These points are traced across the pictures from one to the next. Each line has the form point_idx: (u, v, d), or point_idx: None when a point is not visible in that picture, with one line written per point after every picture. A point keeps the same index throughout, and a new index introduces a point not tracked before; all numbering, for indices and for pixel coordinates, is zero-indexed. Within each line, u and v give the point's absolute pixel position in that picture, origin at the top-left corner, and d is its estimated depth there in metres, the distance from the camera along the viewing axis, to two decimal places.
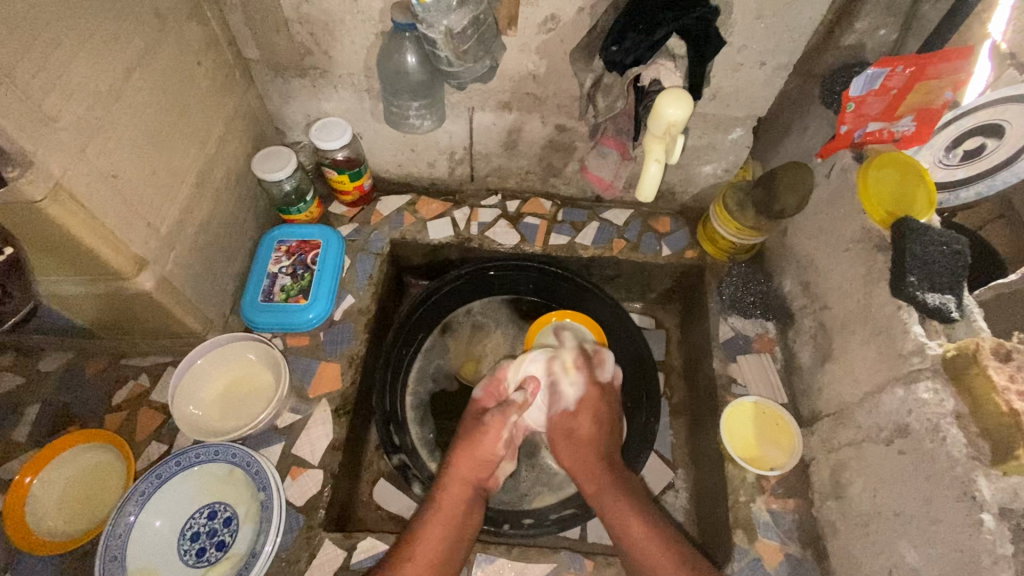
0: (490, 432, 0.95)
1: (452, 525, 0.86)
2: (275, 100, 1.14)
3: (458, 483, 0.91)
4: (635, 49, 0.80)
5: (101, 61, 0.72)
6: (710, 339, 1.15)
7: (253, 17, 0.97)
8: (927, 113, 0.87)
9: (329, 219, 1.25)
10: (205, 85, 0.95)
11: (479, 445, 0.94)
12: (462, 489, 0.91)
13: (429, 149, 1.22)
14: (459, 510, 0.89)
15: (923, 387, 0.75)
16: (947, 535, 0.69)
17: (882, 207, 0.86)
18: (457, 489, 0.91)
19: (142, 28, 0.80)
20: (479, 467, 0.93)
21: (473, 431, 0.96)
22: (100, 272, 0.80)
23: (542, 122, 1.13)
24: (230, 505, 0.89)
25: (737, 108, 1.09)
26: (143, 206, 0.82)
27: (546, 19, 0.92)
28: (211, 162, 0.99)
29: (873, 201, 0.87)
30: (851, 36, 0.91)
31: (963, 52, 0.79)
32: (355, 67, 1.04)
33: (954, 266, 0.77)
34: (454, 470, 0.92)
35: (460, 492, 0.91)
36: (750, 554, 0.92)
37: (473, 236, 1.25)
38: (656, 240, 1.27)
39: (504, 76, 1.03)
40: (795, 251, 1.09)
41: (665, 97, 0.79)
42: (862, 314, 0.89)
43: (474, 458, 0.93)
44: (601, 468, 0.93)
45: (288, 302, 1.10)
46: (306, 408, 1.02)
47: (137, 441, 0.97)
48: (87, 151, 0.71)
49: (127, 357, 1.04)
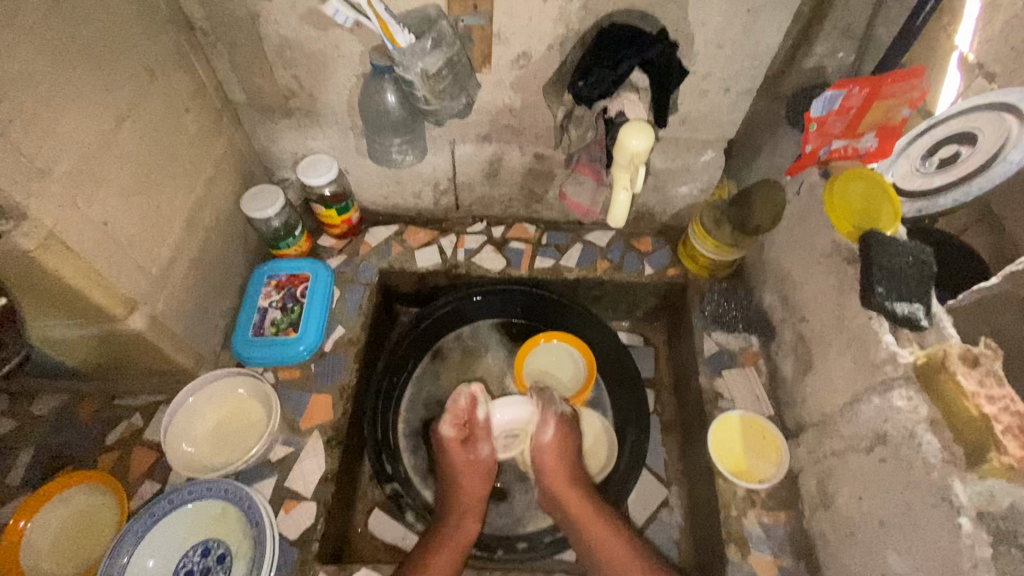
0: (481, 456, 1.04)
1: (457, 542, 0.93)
2: (262, 140, 1.18)
3: (462, 512, 0.98)
4: (600, 84, 0.86)
5: (93, 115, 0.76)
6: (695, 355, 1.16)
7: (239, 62, 1.02)
8: (887, 129, 0.93)
9: (318, 252, 1.27)
10: (193, 131, 0.99)
11: (467, 465, 1.02)
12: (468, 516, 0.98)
13: (414, 180, 1.25)
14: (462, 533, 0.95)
15: (897, 395, 0.78)
16: (927, 541, 0.70)
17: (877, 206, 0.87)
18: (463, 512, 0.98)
19: (132, 82, 0.84)
20: (479, 493, 1.01)
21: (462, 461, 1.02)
22: (92, 314, 0.82)
23: (520, 152, 1.17)
24: (223, 542, 0.89)
25: (707, 131, 1.13)
26: (133, 249, 0.85)
27: (518, 56, 0.96)
28: (200, 203, 1.02)
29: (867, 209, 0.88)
30: (812, 59, 0.98)
31: (913, 73, 0.84)
32: (339, 107, 1.09)
33: (920, 276, 0.78)
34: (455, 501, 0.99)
35: (470, 519, 0.97)
36: (744, 569, 0.92)
37: (460, 263, 1.27)
38: (639, 259, 1.30)
39: (482, 110, 1.07)
40: (772, 266, 1.12)
41: (627, 130, 0.82)
42: (837, 325, 0.91)
43: (469, 485, 1.01)
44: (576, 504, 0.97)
45: (278, 336, 1.12)
46: (298, 440, 1.03)
47: (130, 480, 0.97)
48: (78, 202, 0.74)
49: (121, 396, 1.05)
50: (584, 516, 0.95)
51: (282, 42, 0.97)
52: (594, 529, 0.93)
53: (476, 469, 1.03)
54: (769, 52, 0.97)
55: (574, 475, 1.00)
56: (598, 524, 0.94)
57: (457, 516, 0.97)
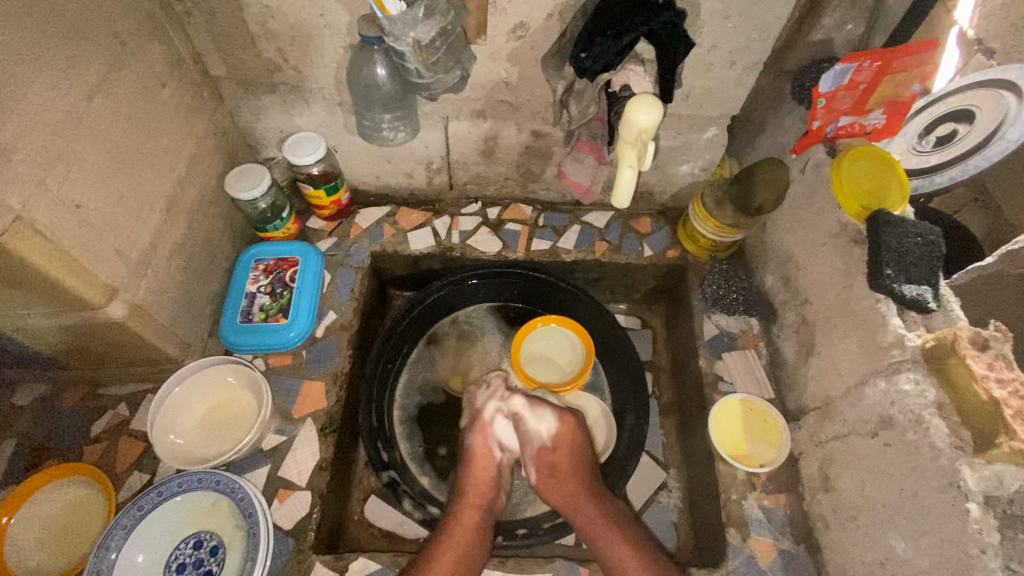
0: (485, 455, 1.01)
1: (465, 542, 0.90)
2: (246, 117, 1.13)
3: (468, 509, 0.95)
4: (603, 55, 0.82)
5: (60, 89, 0.71)
6: (695, 338, 1.15)
7: (218, 34, 0.96)
8: (896, 106, 0.89)
9: (308, 234, 1.23)
10: (171, 106, 0.94)
11: (479, 466, 1.00)
12: (472, 513, 0.95)
13: (406, 159, 1.20)
14: (469, 534, 0.91)
15: (905, 378, 0.76)
16: (933, 526, 0.70)
17: (895, 173, 0.85)
18: (468, 512, 0.95)
19: (103, 52, 0.78)
20: (485, 491, 0.98)
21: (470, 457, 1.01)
22: (69, 302, 0.78)
23: (517, 129, 1.12)
24: (216, 534, 0.87)
25: (710, 107, 1.09)
26: (110, 233, 0.80)
27: (515, 27, 0.92)
28: (182, 184, 0.97)
29: (887, 178, 0.85)
30: (820, 32, 0.94)
31: (927, 45, 0.80)
32: (326, 81, 1.03)
33: (929, 256, 0.77)
34: (461, 498, 0.97)
35: (472, 514, 0.94)
36: (744, 552, 0.92)
37: (455, 246, 1.24)
38: (638, 240, 1.26)
39: (477, 84, 1.03)
40: (775, 246, 1.10)
41: (635, 104, 0.80)
42: (842, 308, 0.90)
43: (478, 484, 0.98)
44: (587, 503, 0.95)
45: (267, 322, 1.08)
46: (291, 428, 1.00)
47: (118, 472, 0.94)
48: (47, 182, 0.69)
49: (104, 386, 1.02)
50: (592, 531, 0.92)
51: (264, 11, 0.91)
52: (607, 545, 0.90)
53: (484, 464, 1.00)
54: (776, 24, 0.92)
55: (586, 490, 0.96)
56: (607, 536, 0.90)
57: (460, 509, 0.95)
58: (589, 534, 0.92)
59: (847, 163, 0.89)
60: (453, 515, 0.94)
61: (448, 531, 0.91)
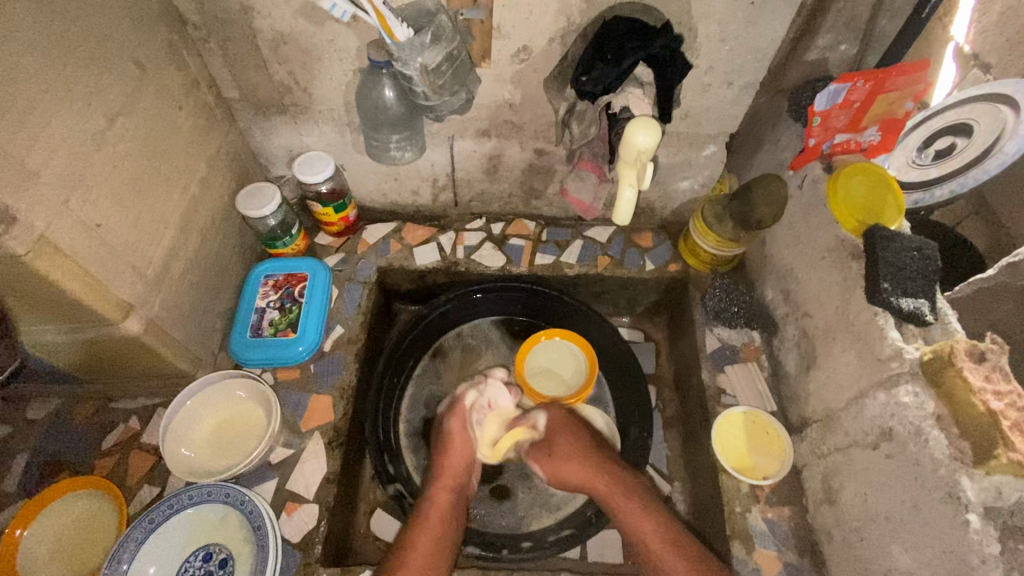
0: (462, 442, 1.03)
1: (440, 525, 0.92)
2: (258, 137, 1.16)
3: (442, 490, 0.97)
4: (604, 78, 0.85)
5: (83, 112, 0.74)
6: (698, 351, 1.16)
7: (233, 59, 1.00)
8: (891, 122, 0.91)
9: (315, 250, 1.26)
10: (187, 128, 0.97)
11: (455, 448, 1.02)
12: (447, 494, 0.97)
13: (412, 177, 1.24)
14: (445, 514, 0.94)
15: (904, 391, 0.77)
16: (935, 537, 0.70)
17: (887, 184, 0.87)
18: (442, 495, 0.97)
19: (123, 78, 0.81)
20: (460, 472, 1.00)
21: (444, 443, 1.03)
22: (86, 319, 0.80)
23: (520, 148, 1.15)
24: (225, 546, 0.88)
25: (709, 126, 1.12)
26: (127, 251, 0.83)
27: (519, 50, 0.95)
28: (195, 203, 1.00)
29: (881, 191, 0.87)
30: (813, 52, 0.96)
31: (918, 65, 0.83)
32: (335, 103, 1.07)
33: (925, 270, 0.78)
34: (437, 480, 0.98)
35: (447, 494, 0.97)
36: (749, 564, 0.93)
37: (460, 260, 1.26)
38: (640, 255, 1.29)
39: (482, 105, 1.06)
40: (774, 261, 1.12)
41: (634, 126, 0.82)
42: (841, 321, 0.91)
43: (453, 465, 1.00)
44: (602, 477, 0.97)
45: (277, 336, 1.10)
46: (299, 442, 1.02)
47: (129, 485, 0.96)
48: (70, 203, 0.72)
49: (116, 400, 1.04)
50: (623, 509, 0.93)
51: (276, 37, 0.95)
52: (636, 523, 0.91)
53: (456, 448, 1.02)
54: (771, 45, 0.96)
55: (593, 459, 0.99)
56: (629, 506, 0.93)
57: (435, 490, 0.97)
58: (617, 513, 0.93)
59: (843, 182, 0.91)
60: (429, 499, 0.96)
61: (421, 514, 0.93)
